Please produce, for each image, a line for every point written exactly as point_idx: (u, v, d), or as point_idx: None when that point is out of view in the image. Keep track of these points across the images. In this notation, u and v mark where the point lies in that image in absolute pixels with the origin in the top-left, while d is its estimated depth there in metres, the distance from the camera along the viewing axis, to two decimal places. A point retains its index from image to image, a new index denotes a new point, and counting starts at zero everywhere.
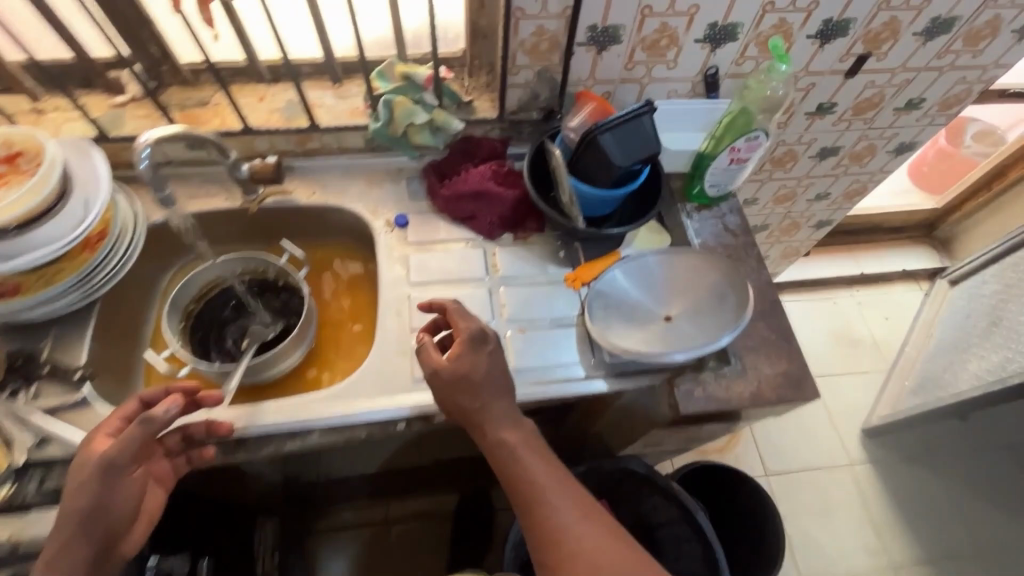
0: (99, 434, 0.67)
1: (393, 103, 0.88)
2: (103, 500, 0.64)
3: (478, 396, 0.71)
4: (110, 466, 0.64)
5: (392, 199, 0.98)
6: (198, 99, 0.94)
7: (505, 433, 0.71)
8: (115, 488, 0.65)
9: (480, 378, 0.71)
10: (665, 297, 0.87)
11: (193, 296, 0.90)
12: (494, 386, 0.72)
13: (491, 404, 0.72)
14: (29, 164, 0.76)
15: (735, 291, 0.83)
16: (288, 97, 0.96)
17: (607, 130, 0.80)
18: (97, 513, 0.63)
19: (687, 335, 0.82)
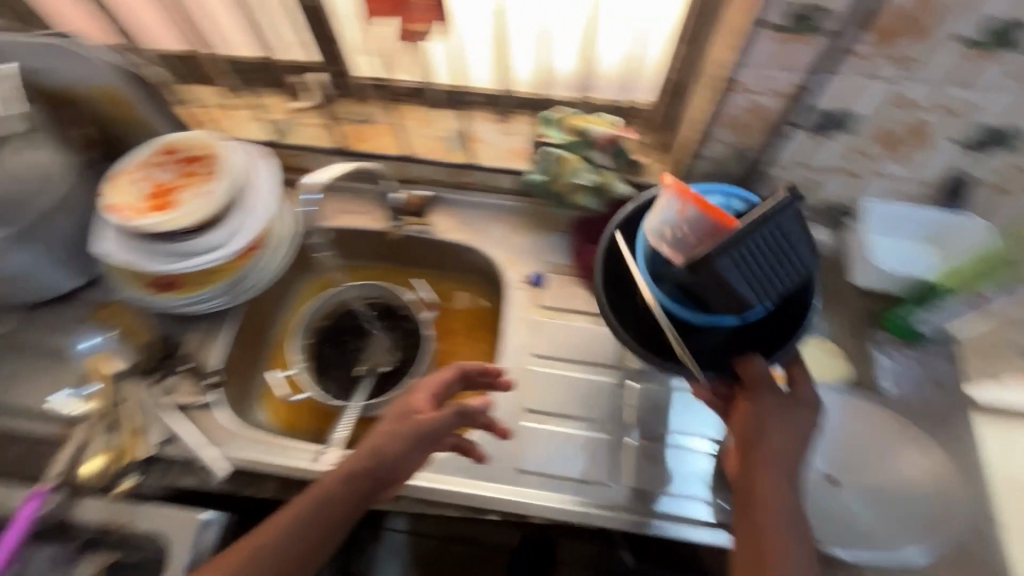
0: (418, 394, 0.67)
1: (559, 159, 0.77)
2: (399, 461, 0.62)
3: (766, 430, 0.58)
4: (421, 435, 0.63)
5: (531, 251, 0.89)
6: (363, 115, 0.90)
7: (782, 459, 0.57)
8: (421, 454, 0.64)
9: (784, 424, 0.58)
10: (846, 455, 0.70)
11: (322, 313, 0.89)
12: (793, 419, 0.59)
13: (775, 435, 0.58)
14: (211, 168, 0.76)
15: (941, 489, 0.67)
16: (450, 125, 0.89)
17: (725, 249, 0.51)
18: (389, 471, 0.62)
19: (860, 521, 0.66)
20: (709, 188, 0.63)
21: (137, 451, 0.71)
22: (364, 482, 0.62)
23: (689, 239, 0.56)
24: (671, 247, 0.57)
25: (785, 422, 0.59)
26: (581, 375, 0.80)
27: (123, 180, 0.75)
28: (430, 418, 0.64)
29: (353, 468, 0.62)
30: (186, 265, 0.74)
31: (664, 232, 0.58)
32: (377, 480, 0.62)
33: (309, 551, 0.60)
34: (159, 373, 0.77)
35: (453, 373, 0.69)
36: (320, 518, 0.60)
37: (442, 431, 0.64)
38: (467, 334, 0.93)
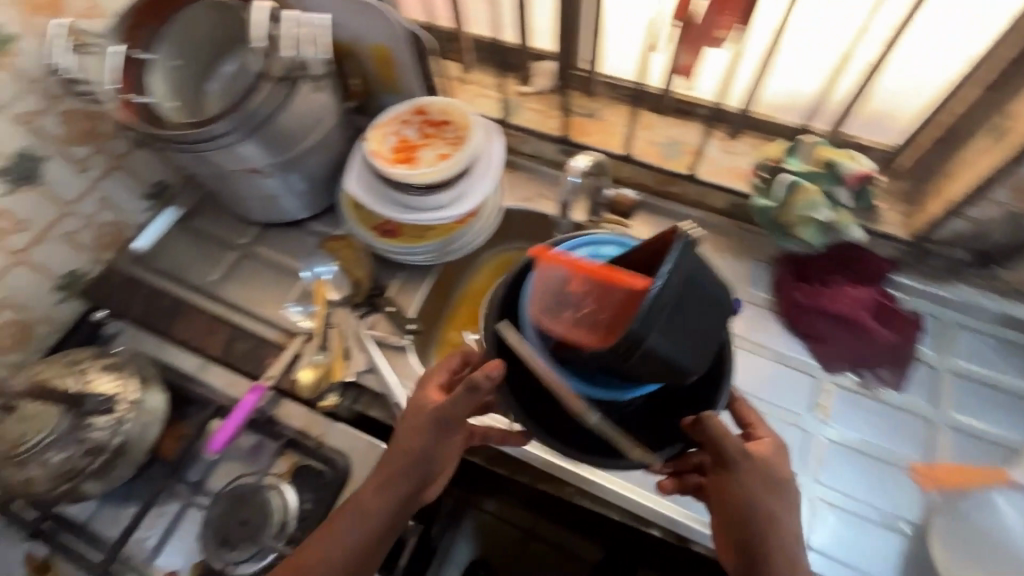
0: (432, 385, 0.63)
1: (799, 188, 0.73)
2: (425, 457, 0.61)
3: (743, 493, 0.55)
4: (442, 421, 0.60)
5: (730, 274, 0.85)
6: (589, 110, 0.92)
7: (781, 545, 0.54)
8: (435, 450, 0.61)
9: (760, 483, 0.55)
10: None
11: None
12: (782, 493, 0.55)
13: (753, 499, 0.55)
14: (451, 135, 0.82)
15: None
16: (672, 133, 0.88)
17: (647, 321, 0.45)
18: (420, 462, 0.61)
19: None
20: (577, 243, 0.64)
21: (342, 372, 0.78)
22: (404, 484, 0.60)
23: (587, 310, 0.54)
24: (566, 319, 0.55)
25: (775, 496, 0.55)
26: (767, 413, 0.76)
27: (376, 131, 0.82)
28: (447, 407, 0.58)
29: (385, 473, 0.61)
30: (413, 217, 0.80)
31: (563, 304, 0.56)
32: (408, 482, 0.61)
33: (363, 563, 0.60)
34: (365, 308, 0.84)
35: (458, 356, 0.65)
36: (363, 522, 0.60)
37: (450, 422, 0.60)
38: None
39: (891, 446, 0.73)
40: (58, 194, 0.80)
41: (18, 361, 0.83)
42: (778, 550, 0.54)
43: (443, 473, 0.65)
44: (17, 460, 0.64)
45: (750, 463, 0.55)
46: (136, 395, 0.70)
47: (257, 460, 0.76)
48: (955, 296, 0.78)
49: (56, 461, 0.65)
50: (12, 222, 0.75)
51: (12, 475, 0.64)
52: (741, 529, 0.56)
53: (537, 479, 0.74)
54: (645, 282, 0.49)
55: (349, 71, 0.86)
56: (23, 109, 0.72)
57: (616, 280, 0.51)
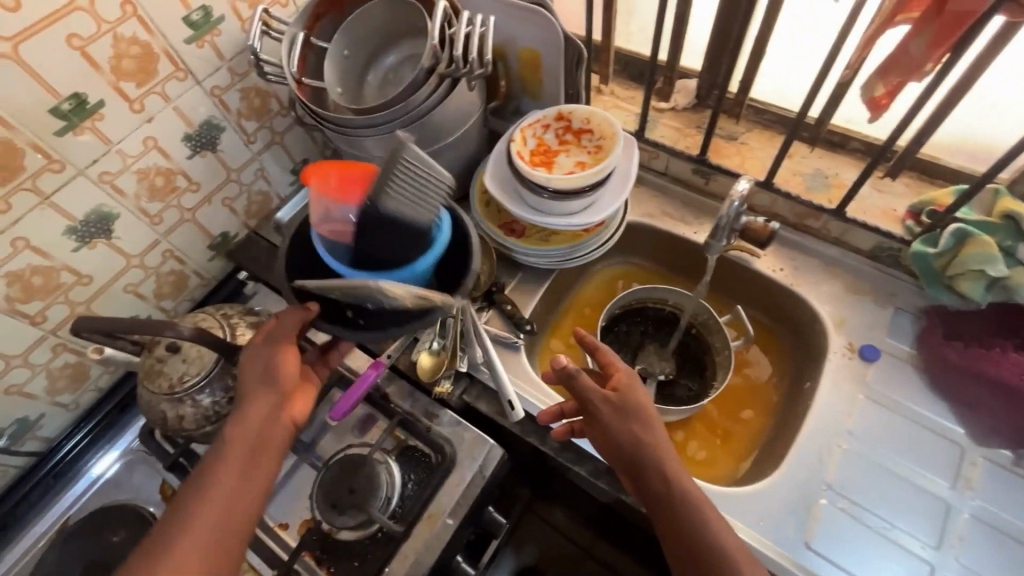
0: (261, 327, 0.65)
1: (971, 240, 0.67)
2: (269, 373, 0.62)
3: (611, 434, 0.60)
4: (274, 336, 0.63)
5: (869, 320, 0.79)
6: (729, 132, 0.89)
7: (650, 462, 0.59)
8: (273, 368, 0.62)
9: (619, 421, 0.60)
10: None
11: (621, 303, 0.90)
12: (635, 417, 0.60)
13: (615, 433, 0.60)
14: (590, 144, 0.82)
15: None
16: (818, 164, 0.84)
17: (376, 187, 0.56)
18: (269, 375, 0.62)
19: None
20: None
21: (457, 361, 0.81)
22: (259, 398, 0.61)
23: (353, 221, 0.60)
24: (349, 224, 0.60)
25: (631, 424, 0.60)
26: (902, 475, 0.70)
27: (518, 132, 0.84)
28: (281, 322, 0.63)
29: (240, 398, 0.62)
30: (544, 220, 0.81)
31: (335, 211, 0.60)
32: (269, 397, 0.62)
33: (252, 481, 0.58)
34: (482, 302, 0.86)
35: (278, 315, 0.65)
36: (233, 443, 0.59)
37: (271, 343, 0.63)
38: (743, 382, 0.88)
39: None
40: (227, 161, 0.87)
41: (170, 307, 0.92)
42: (654, 471, 0.58)
43: (297, 396, 0.64)
44: (173, 397, 0.70)
45: (607, 401, 0.60)
46: None
47: (367, 433, 0.79)
48: None
49: (206, 403, 0.71)
50: (189, 182, 0.83)
51: (166, 411, 0.71)
52: (620, 460, 0.61)
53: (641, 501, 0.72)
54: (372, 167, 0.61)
55: (498, 73, 0.89)
56: (216, 83, 0.79)
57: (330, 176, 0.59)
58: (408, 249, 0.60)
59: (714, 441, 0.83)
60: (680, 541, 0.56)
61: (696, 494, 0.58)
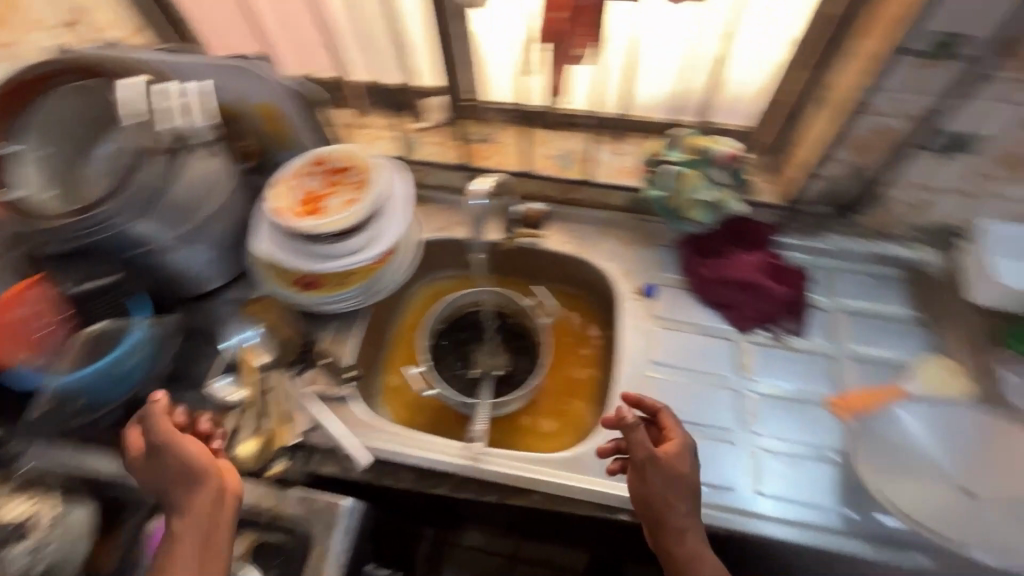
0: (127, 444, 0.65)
1: (681, 176, 0.83)
2: (184, 475, 0.62)
3: (653, 497, 0.64)
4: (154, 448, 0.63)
5: (643, 264, 0.91)
6: (484, 135, 0.97)
7: (680, 524, 0.63)
8: (175, 475, 0.62)
9: (664, 482, 0.64)
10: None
11: (438, 319, 0.93)
12: (680, 488, 0.64)
13: (657, 496, 0.64)
14: (354, 180, 0.83)
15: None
16: (563, 145, 0.95)
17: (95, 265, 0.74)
18: (182, 479, 0.62)
19: (973, 519, 0.66)
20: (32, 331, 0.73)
21: (286, 436, 0.76)
22: (196, 489, 0.62)
23: (58, 333, 0.74)
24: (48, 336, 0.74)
25: (673, 490, 0.64)
26: (699, 381, 0.82)
27: (279, 189, 0.81)
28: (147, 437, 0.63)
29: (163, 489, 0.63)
30: (331, 263, 0.80)
31: (27, 338, 0.73)
32: (201, 480, 0.62)
33: (212, 566, 0.60)
34: (299, 366, 0.83)
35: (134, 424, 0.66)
36: (185, 524, 0.61)
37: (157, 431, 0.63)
38: (571, 347, 0.94)
39: (809, 386, 0.81)
40: None
41: None
42: (677, 530, 0.63)
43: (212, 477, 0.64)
44: None
45: (656, 465, 0.64)
46: (58, 509, 0.65)
47: None
48: (831, 246, 0.88)
49: None
50: None
51: None
52: (652, 516, 0.65)
53: (504, 495, 0.74)
54: (26, 287, 0.73)
55: (240, 133, 0.86)
56: None
57: (8, 312, 0.71)
58: (120, 326, 0.76)
59: (559, 410, 0.89)
60: None
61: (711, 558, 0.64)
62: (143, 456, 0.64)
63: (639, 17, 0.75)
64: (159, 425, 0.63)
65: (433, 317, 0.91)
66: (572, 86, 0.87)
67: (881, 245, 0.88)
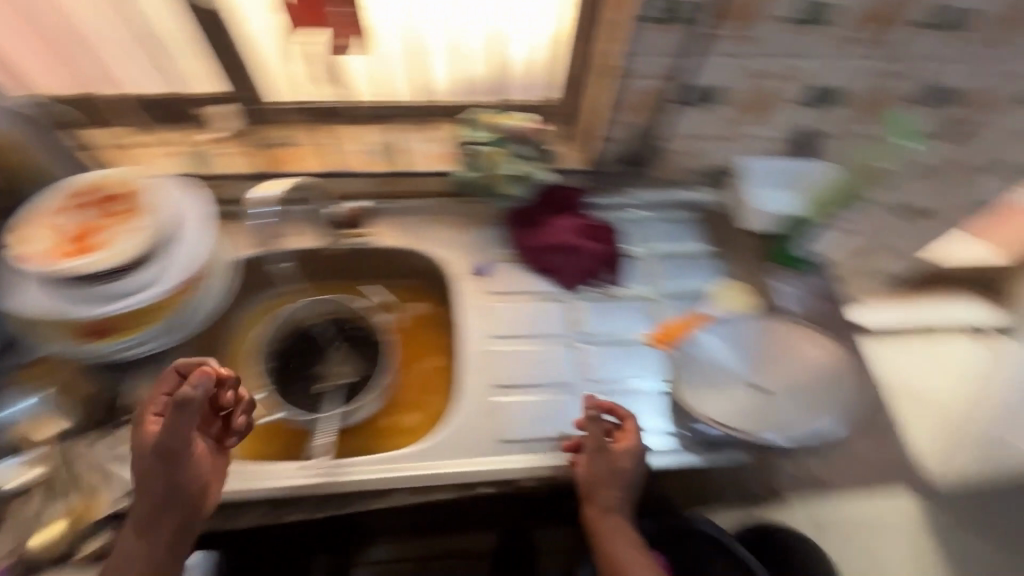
0: (149, 419, 0.66)
1: (484, 155, 0.88)
2: (172, 489, 0.63)
3: (593, 481, 0.73)
4: (162, 454, 0.62)
5: (472, 245, 0.94)
6: (285, 139, 0.92)
7: (609, 509, 0.72)
8: (175, 486, 0.63)
9: (604, 468, 0.73)
10: (801, 360, 0.81)
11: (273, 339, 0.89)
12: (616, 479, 0.73)
13: (597, 481, 0.72)
14: (129, 207, 0.74)
15: (841, 378, 0.79)
16: (371, 139, 0.93)
17: None
18: (174, 492, 0.63)
19: (772, 410, 0.78)
20: None
21: (97, 509, 0.68)
22: (183, 503, 0.64)
23: None
24: None
25: (611, 478, 0.72)
26: (537, 345, 0.87)
27: (35, 235, 0.70)
28: (161, 435, 0.62)
29: (151, 479, 0.63)
30: (123, 302, 0.72)
31: None
32: (190, 489, 0.65)
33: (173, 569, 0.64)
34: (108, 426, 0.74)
35: (171, 380, 0.69)
36: (162, 521, 0.63)
37: (182, 435, 0.62)
38: (419, 339, 0.94)
39: (632, 328, 0.89)
40: None
41: None
42: (607, 512, 0.72)
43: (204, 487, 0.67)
44: None
45: (603, 453, 0.73)
46: None
47: None
48: (633, 200, 0.98)
49: None
50: None
51: None
52: (591, 505, 0.72)
53: (365, 500, 0.74)
54: None
55: None
56: None
57: None
58: None
59: (415, 404, 0.89)
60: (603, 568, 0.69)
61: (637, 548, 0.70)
62: (157, 457, 0.62)
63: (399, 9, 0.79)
64: (186, 424, 0.62)
65: (268, 335, 0.89)
66: (352, 76, 0.89)
67: (672, 191, 1.00)
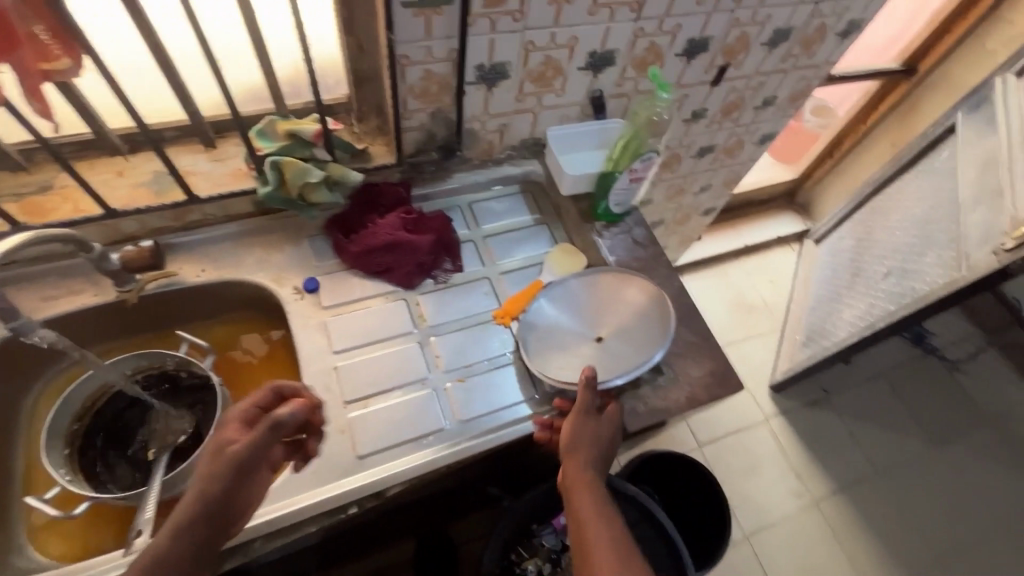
0: (234, 425, 0.66)
1: (282, 164, 0.81)
2: (225, 502, 0.61)
3: (578, 440, 0.74)
4: (242, 463, 0.62)
5: (297, 263, 0.88)
6: (39, 184, 0.79)
7: (587, 471, 0.72)
8: (232, 499, 0.61)
9: (587, 429, 0.75)
10: (622, 304, 0.89)
11: (75, 415, 0.77)
12: (598, 444, 0.75)
13: (583, 439, 0.74)
14: None
15: (657, 310, 0.87)
16: (153, 167, 0.83)
17: None
18: (224, 506, 0.61)
19: (606, 359, 0.85)
20: None
21: None
22: (226, 517, 0.61)
23: None
24: None
25: (594, 443, 0.74)
26: (386, 349, 0.85)
27: None
28: (247, 445, 0.62)
29: (210, 482, 0.60)
30: None
31: None
32: (239, 502, 0.62)
33: None
34: None
35: (268, 394, 0.69)
36: (195, 533, 0.59)
37: (263, 451, 0.64)
38: (262, 370, 0.89)
39: (478, 310, 0.90)
40: None
41: None
42: (587, 470, 0.72)
43: (246, 510, 0.64)
44: None
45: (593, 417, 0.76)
46: None
47: None
48: (457, 184, 0.99)
49: None
50: None
51: None
52: (570, 461, 0.73)
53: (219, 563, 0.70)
54: None
55: None
56: None
57: None
58: None
59: None
60: (577, 525, 0.67)
61: (607, 511, 0.69)
62: (233, 463, 0.61)
63: (123, 23, 0.69)
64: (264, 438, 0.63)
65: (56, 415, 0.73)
66: (98, 108, 0.77)
67: (493, 169, 1.02)
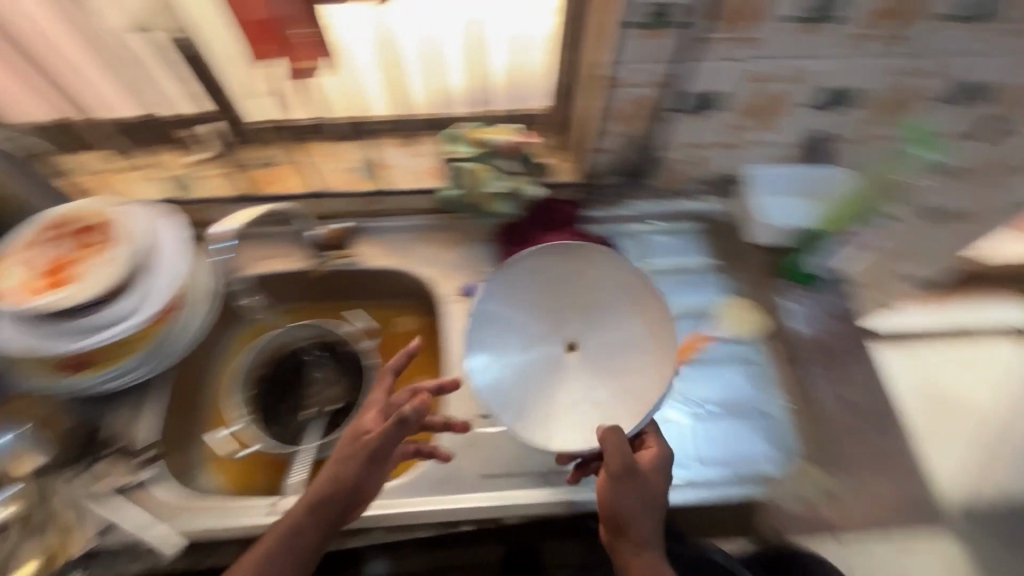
0: (370, 415, 0.69)
1: (471, 171, 0.83)
2: (353, 490, 0.65)
3: (620, 506, 0.62)
4: (372, 455, 0.65)
5: (463, 264, 0.90)
6: (266, 158, 0.89)
7: (641, 537, 0.62)
8: (360, 486, 0.65)
9: (633, 488, 0.62)
10: (565, 316, 0.72)
11: (259, 364, 0.87)
12: (648, 505, 0.62)
13: (629, 507, 0.62)
14: (100, 238, 0.71)
15: (642, 319, 0.70)
16: (358, 155, 0.90)
17: None
18: (352, 494, 0.65)
19: (642, 389, 0.66)
20: None
21: (70, 549, 0.65)
22: (353, 500, 0.65)
23: None
24: None
25: (643, 504, 0.62)
26: None
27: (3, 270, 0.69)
28: (377, 438, 0.65)
29: (340, 467, 0.65)
30: (98, 338, 0.68)
31: None
32: (365, 491, 0.66)
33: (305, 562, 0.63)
34: (86, 461, 0.73)
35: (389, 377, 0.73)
36: (322, 513, 0.63)
37: (392, 445, 0.65)
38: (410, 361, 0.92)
39: None
40: None
41: None
42: (642, 541, 0.61)
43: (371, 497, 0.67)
44: None
45: (636, 475, 0.62)
46: None
47: None
48: (632, 212, 0.93)
49: None
50: None
51: None
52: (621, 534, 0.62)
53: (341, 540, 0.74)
54: None
55: None
56: None
57: None
58: None
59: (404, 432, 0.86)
60: None
61: None
62: (365, 453, 0.65)
63: (364, 25, 0.75)
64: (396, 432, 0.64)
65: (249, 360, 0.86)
66: (328, 99, 0.85)
67: (674, 202, 0.94)
